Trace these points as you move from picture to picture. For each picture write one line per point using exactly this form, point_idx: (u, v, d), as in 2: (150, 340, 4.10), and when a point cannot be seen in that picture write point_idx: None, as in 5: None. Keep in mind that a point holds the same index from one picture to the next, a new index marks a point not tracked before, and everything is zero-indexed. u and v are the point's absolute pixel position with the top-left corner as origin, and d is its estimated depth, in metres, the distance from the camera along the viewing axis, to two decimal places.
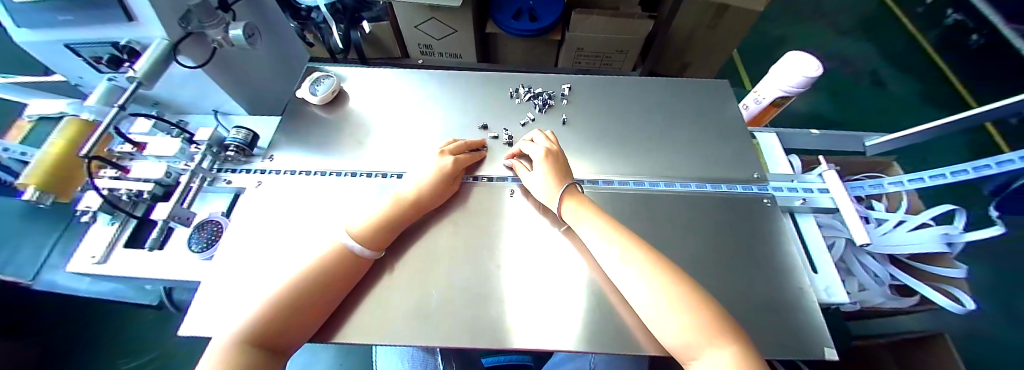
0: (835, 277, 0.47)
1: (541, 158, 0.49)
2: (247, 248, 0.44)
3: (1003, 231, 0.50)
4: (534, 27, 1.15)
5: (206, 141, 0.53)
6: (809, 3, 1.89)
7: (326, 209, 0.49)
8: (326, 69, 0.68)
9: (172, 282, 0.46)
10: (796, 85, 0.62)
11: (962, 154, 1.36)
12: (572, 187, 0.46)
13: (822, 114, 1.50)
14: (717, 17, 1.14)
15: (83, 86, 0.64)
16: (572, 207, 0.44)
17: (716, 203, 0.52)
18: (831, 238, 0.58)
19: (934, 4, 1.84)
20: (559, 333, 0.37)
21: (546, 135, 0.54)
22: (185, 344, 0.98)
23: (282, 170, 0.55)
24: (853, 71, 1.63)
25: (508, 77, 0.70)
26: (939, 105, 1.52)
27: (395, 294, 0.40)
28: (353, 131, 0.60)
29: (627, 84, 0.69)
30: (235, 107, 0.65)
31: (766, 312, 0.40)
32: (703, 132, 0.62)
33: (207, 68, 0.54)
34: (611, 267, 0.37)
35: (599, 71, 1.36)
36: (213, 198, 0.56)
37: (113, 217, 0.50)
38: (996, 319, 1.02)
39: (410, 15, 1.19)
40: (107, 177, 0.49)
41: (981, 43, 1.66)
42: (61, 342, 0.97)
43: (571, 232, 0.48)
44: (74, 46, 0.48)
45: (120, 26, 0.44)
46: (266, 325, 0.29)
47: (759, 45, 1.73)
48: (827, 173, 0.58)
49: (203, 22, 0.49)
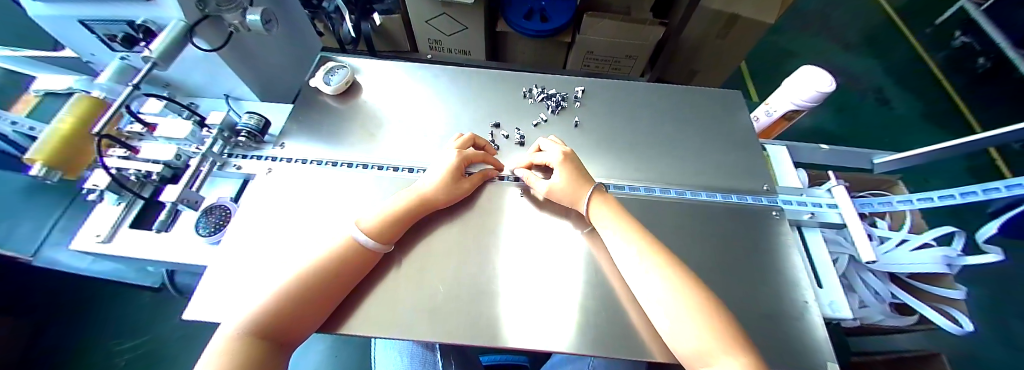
0: (840, 293, 0.47)
1: (558, 163, 0.48)
2: (255, 234, 0.44)
3: (1002, 258, 0.51)
4: (546, 28, 1.15)
5: (218, 125, 0.52)
6: (819, 19, 1.90)
7: (334, 201, 0.49)
8: (339, 59, 0.68)
9: (177, 264, 0.46)
10: (807, 99, 0.62)
11: (963, 176, 1.36)
12: (598, 188, 0.46)
13: (827, 129, 1.50)
14: (727, 27, 1.15)
15: (94, 64, 0.64)
16: (597, 206, 0.44)
17: (724, 212, 0.52)
18: (834, 254, 0.58)
19: (941, 25, 1.85)
20: (564, 334, 0.37)
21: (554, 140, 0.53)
22: (182, 326, 0.97)
23: (292, 159, 0.55)
24: (860, 89, 1.64)
25: (521, 77, 0.70)
26: (942, 126, 1.53)
27: (401, 287, 0.40)
28: (364, 123, 0.60)
29: (639, 90, 0.69)
30: (246, 92, 0.65)
31: (771, 324, 0.40)
32: (712, 142, 0.62)
33: (222, 52, 0.54)
34: (627, 267, 0.38)
35: (607, 75, 1.36)
36: (222, 183, 0.56)
37: (119, 197, 0.49)
38: (988, 341, 1.03)
39: (422, 10, 1.19)
40: (116, 156, 0.49)
41: (987, 68, 1.67)
42: (56, 321, 0.97)
43: (594, 234, 0.48)
44: (88, 22, 0.48)
45: (137, 6, 0.44)
46: (274, 318, 0.29)
47: (768, 58, 1.73)
48: (836, 188, 0.58)
49: (221, 6, 0.49)
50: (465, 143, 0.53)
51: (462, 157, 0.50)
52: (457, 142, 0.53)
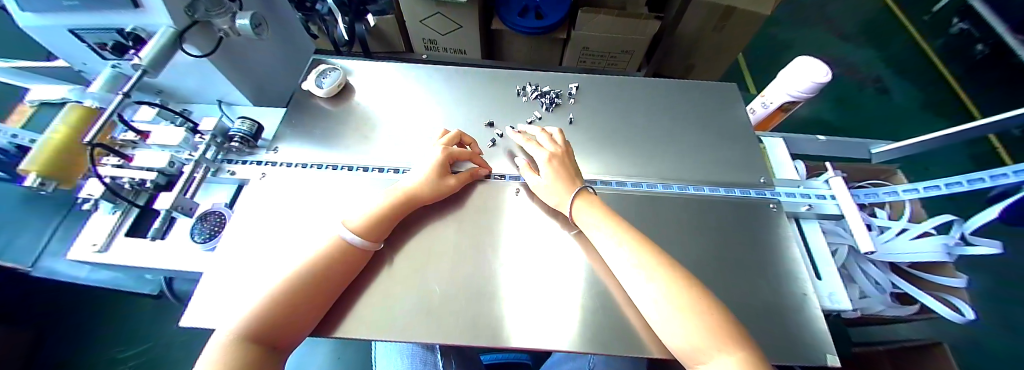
0: (840, 284, 0.47)
1: (547, 161, 0.48)
2: (251, 239, 0.44)
3: (1000, 251, 0.52)
4: (540, 25, 1.14)
5: (211, 131, 0.52)
6: (815, 9, 1.89)
7: (326, 206, 0.48)
8: (331, 61, 0.67)
9: (174, 272, 0.46)
10: (803, 90, 0.62)
11: (964, 164, 1.36)
12: (584, 190, 0.46)
13: (825, 120, 1.50)
14: (723, 20, 1.14)
15: (87, 73, 0.64)
16: (583, 206, 0.44)
17: (721, 206, 0.52)
18: (833, 245, 0.57)
19: (939, 13, 1.84)
20: (562, 333, 0.37)
21: (552, 135, 0.52)
22: (184, 333, 0.98)
23: (286, 163, 0.54)
24: (857, 78, 1.63)
25: (514, 75, 0.70)
26: (942, 115, 1.52)
27: (396, 289, 0.40)
28: (358, 125, 0.60)
29: (633, 85, 0.69)
30: (239, 97, 0.64)
31: (771, 317, 0.40)
32: (707, 136, 0.62)
33: (212, 57, 0.53)
34: (620, 269, 0.37)
35: (603, 71, 1.35)
36: (216, 189, 0.56)
37: (114, 206, 0.49)
38: (992, 329, 1.03)
39: (416, 10, 1.19)
40: (110, 165, 0.49)
41: (986, 54, 1.66)
42: (58, 331, 0.97)
43: (582, 235, 0.47)
44: (77, 31, 0.47)
45: (126, 13, 0.44)
46: (267, 323, 0.29)
47: (765, 50, 1.72)
48: (833, 179, 0.58)
49: (210, 11, 0.48)
50: (450, 140, 0.53)
51: (447, 155, 0.50)
52: (442, 139, 0.53)
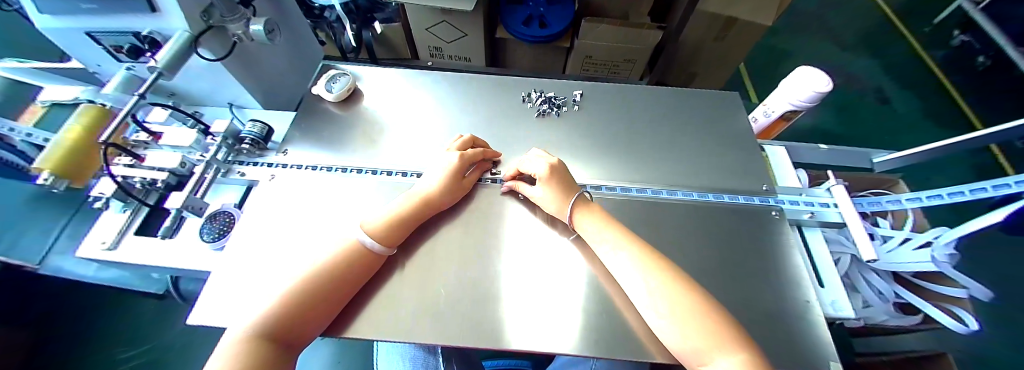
0: (842, 292, 0.47)
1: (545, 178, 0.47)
2: (258, 240, 0.44)
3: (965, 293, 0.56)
4: (544, 33, 1.16)
5: (222, 133, 0.53)
6: (815, 20, 1.91)
7: (331, 208, 0.49)
8: (341, 67, 0.69)
9: (181, 271, 0.46)
10: (805, 99, 0.63)
11: (966, 174, 1.36)
12: (582, 197, 0.46)
13: (826, 130, 1.51)
14: (725, 29, 1.16)
15: (100, 75, 0.65)
16: (583, 218, 0.44)
17: (724, 215, 0.52)
18: (836, 254, 0.58)
19: (940, 25, 1.85)
20: (564, 336, 0.37)
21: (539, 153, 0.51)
22: (182, 334, 0.97)
23: (296, 165, 0.55)
24: (858, 88, 1.64)
25: (521, 81, 0.71)
26: (943, 126, 1.53)
27: (402, 292, 0.40)
28: (366, 129, 0.61)
29: (634, 93, 0.70)
30: (249, 100, 0.65)
31: (776, 323, 0.40)
32: (709, 144, 0.62)
33: (226, 61, 0.54)
34: (622, 275, 0.38)
35: (605, 79, 1.37)
36: (225, 190, 0.57)
37: (125, 205, 0.50)
38: (999, 343, 1.02)
39: (421, 18, 1.21)
40: (122, 165, 0.50)
41: (987, 66, 1.67)
42: (56, 332, 0.96)
43: (581, 240, 0.47)
44: (96, 34, 0.49)
45: (142, 17, 0.45)
46: (280, 321, 0.29)
47: (766, 60, 1.74)
48: (836, 187, 0.58)
49: (225, 16, 0.50)
50: (464, 144, 0.53)
51: (463, 159, 0.50)
52: (457, 143, 0.53)
